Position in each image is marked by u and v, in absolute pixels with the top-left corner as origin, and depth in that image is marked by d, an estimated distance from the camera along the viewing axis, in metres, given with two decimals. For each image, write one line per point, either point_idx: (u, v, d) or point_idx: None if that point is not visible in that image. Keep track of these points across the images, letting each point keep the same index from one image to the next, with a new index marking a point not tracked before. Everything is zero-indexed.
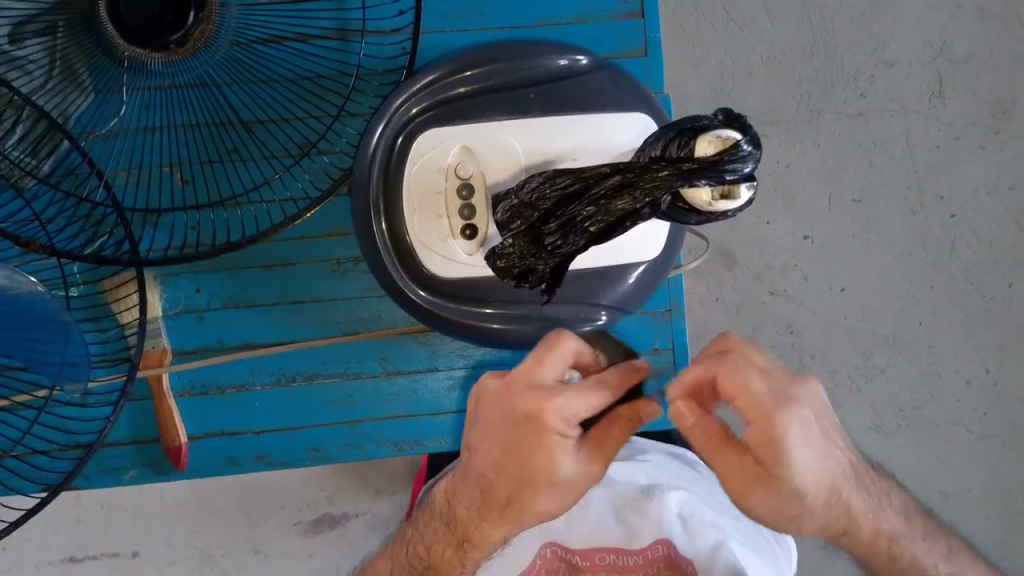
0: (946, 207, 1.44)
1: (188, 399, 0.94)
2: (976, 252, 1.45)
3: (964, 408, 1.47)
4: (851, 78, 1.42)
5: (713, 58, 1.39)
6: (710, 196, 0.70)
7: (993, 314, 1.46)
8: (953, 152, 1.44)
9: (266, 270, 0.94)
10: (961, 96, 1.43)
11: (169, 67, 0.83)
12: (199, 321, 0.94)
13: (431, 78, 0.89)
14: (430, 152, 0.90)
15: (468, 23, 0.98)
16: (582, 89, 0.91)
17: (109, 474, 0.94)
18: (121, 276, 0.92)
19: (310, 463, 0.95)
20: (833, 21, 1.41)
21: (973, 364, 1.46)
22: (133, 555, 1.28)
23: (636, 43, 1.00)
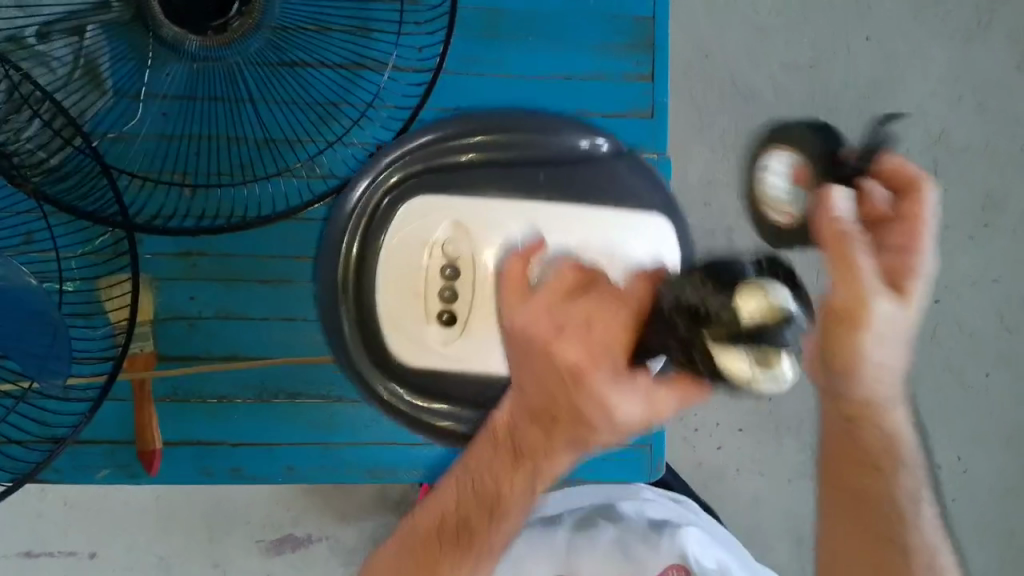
0: (931, 291, 1.48)
1: (168, 405, 0.94)
2: (956, 339, 1.48)
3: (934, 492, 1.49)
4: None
5: (718, 126, 1.44)
6: (747, 361, 0.56)
7: (968, 401, 1.49)
8: (942, 240, 1.47)
9: (264, 286, 0.96)
10: (955, 186, 1.47)
11: (204, 51, 0.86)
12: (190, 329, 0.94)
13: (430, 139, 0.93)
14: (417, 218, 0.93)
15: (485, 68, 1.01)
16: (585, 177, 0.96)
17: (81, 472, 0.93)
18: (120, 276, 0.93)
19: (283, 480, 0.96)
20: (836, 101, 1.45)
21: (945, 450, 1.49)
22: (90, 556, 1.26)
23: (644, 104, 1.03)
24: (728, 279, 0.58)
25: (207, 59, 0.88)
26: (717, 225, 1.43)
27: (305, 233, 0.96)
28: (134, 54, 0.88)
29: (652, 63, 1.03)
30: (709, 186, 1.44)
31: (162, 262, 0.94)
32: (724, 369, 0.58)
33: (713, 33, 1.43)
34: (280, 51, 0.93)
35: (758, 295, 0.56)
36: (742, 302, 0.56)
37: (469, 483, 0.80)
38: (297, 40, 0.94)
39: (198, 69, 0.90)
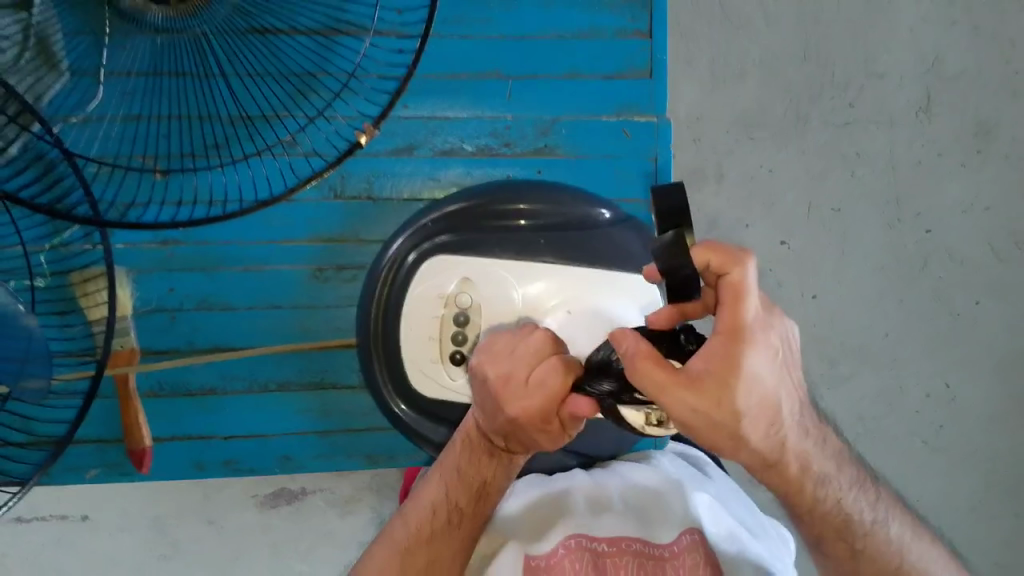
0: (921, 223, 1.40)
1: (154, 401, 0.91)
2: (947, 271, 1.41)
3: (922, 421, 1.43)
4: (841, 87, 1.37)
5: (706, 57, 1.35)
6: (645, 418, 0.59)
7: (958, 331, 1.42)
8: (933, 170, 1.39)
9: (243, 273, 0.91)
10: (948, 114, 1.39)
11: (168, 23, 0.78)
12: (171, 322, 0.90)
13: (459, 205, 0.88)
14: (436, 277, 0.87)
15: (470, 31, 0.91)
16: (594, 243, 0.89)
17: (70, 473, 0.90)
18: (93, 270, 0.88)
19: (279, 472, 0.93)
20: (827, 27, 1.36)
21: (934, 378, 1.43)
22: (82, 520, 1.02)
23: (641, 63, 0.93)
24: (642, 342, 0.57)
25: (172, 31, 0.79)
26: (706, 161, 1.36)
27: (283, 214, 0.90)
28: (85, 27, 0.81)
29: (649, 19, 0.92)
30: (698, 122, 1.36)
31: (140, 256, 0.89)
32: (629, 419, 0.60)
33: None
34: (247, 16, 0.85)
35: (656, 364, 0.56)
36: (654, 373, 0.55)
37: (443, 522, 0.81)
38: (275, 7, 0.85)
39: (161, 43, 0.81)
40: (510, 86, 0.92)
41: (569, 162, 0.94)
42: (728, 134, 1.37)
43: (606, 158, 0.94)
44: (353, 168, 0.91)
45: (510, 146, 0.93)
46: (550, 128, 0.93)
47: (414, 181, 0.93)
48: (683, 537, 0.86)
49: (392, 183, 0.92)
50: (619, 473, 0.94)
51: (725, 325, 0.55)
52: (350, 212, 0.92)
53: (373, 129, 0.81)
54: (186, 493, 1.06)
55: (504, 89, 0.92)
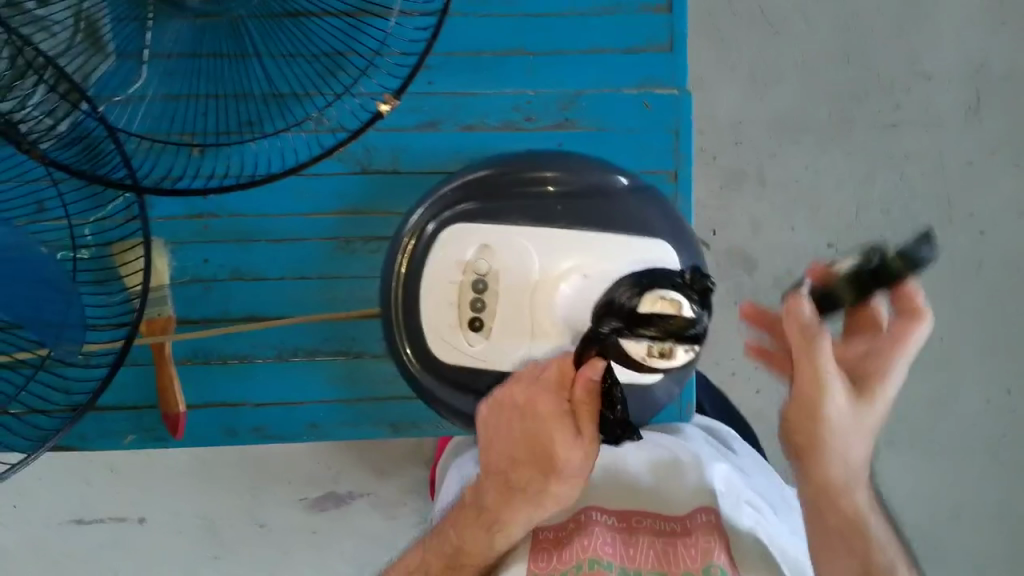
0: (975, 224, 1.40)
1: (189, 369, 0.94)
2: (998, 275, 1.41)
3: (979, 431, 1.44)
4: (886, 88, 1.38)
5: (748, 62, 1.37)
6: (645, 350, 0.63)
7: (1012, 337, 1.42)
8: (982, 171, 1.39)
9: (273, 245, 0.94)
10: (995, 116, 1.38)
11: (204, 4, 0.85)
12: (206, 292, 0.94)
13: (482, 174, 0.90)
14: (455, 244, 0.89)
15: (490, 8, 0.94)
16: (611, 212, 0.89)
17: (109, 438, 0.94)
18: (132, 241, 0.93)
19: (307, 439, 0.95)
20: (869, 29, 1.37)
21: (992, 383, 1.43)
22: (140, 522, 1.18)
23: (662, 37, 0.94)
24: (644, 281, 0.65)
25: (208, 12, 0.86)
26: (747, 164, 1.40)
27: (311, 187, 0.94)
28: (134, 9, 0.87)
29: None
30: (739, 126, 1.39)
31: (174, 226, 0.93)
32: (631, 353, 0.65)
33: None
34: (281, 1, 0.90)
35: (658, 300, 0.63)
36: (649, 307, 0.63)
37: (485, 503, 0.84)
38: None
39: (201, 22, 0.89)
40: (532, 62, 0.94)
41: (589, 135, 0.95)
42: (768, 137, 1.39)
43: (626, 130, 0.95)
44: (378, 143, 0.95)
45: (531, 120, 0.95)
46: (571, 101, 0.95)
47: (439, 155, 0.95)
48: (698, 514, 0.84)
49: (417, 157, 0.95)
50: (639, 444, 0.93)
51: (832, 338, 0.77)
52: (377, 187, 0.95)
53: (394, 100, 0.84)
54: (235, 495, 1.19)
55: (526, 65, 0.94)
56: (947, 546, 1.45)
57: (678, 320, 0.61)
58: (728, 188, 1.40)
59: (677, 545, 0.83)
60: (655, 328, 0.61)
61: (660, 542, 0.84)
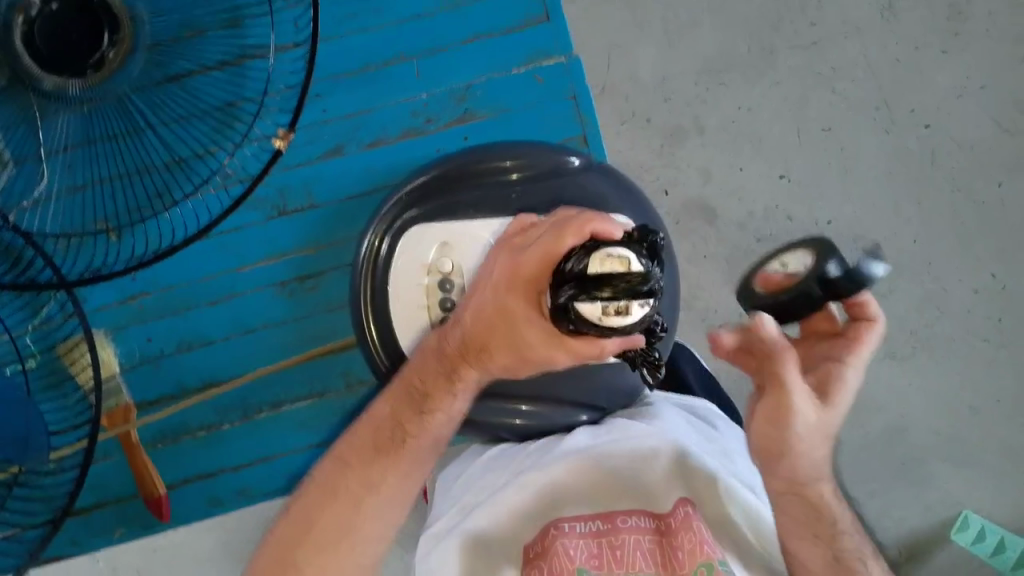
0: (918, 119, 1.34)
1: (160, 450, 0.94)
2: (958, 159, 1.34)
3: (975, 319, 1.35)
4: (798, 9, 1.34)
5: (656, 17, 1.34)
6: (600, 312, 0.56)
7: (989, 218, 1.34)
8: (916, 64, 1.33)
9: (212, 306, 0.93)
10: (914, 6, 1.33)
11: (87, 91, 0.84)
12: (157, 369, 0.93)
13: (423, 178, 0.89)
14: (412, 249, 0.88)
15: (368, 21, 0.94)
16: (565, 191, 0.89)
17: (99, 536, 0.93)
18: (75, 338, 0.92)
19: (292, 489, 0.94)
20: None
21: (976, 272, 1.34)
22: None
23: (536, 8, 0.94)
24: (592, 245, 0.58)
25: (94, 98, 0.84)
26: (682, 119, 1.34)
27: (236, 242, 0.93)
28: (19, 114, 0.83)
29: None
30: (665, 81, 1.34)
31: (111, 313, 0.92)
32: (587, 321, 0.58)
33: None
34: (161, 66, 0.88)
35: (607, 258, 0.56)
36: (603, 267, 0.56)
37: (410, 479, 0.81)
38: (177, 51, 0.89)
39: (90, 109, 0.85)
40: (417, 64, 0.94)
41: (493, 121, 0.95)
42: (696, 84, 1.34)
43: (528, 106, 0.94)
44: (289, 182, 0.94)
45: (432, 121, 0.94)
46: (466, 93, 0.94)
47: (353, 179, 0.94)
48: (678, 510, 0.86)
49: (331, 187, 0.94)
50: (616, 437, 0.91)
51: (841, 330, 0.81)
52: (302, 225, 0.94)
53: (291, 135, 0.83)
54: None
55: (413, 70, 0.94)
56: (976, 447, 1.35)
57: (631, 278, 0.54)
58: (668, 146, 1.34)
59: (665, 543, 0.85)
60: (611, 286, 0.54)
61: (649, 541, 0.85)
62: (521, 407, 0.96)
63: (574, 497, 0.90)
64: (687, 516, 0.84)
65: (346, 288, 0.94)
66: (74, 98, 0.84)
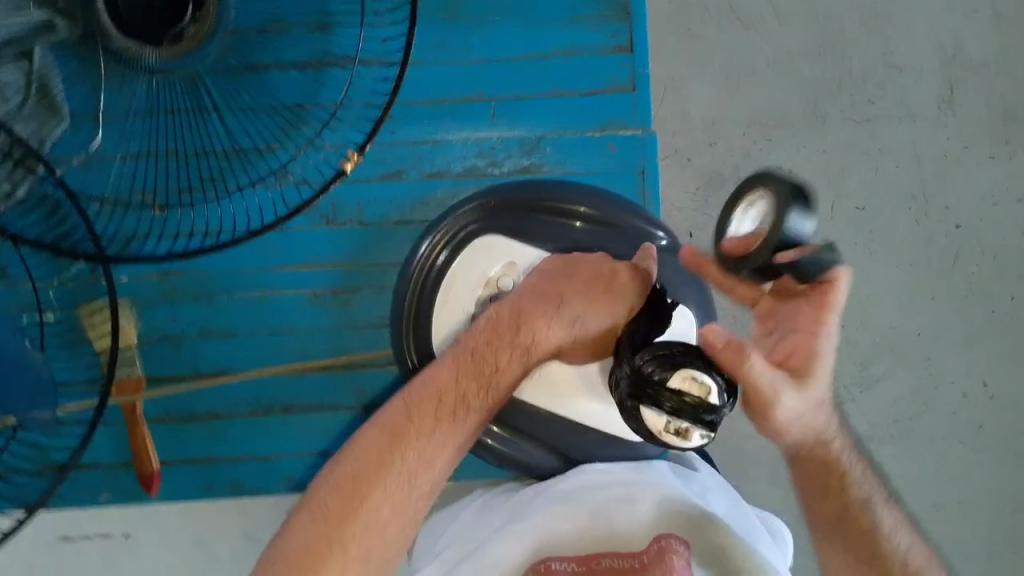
0: (951, 216, 1.31)
1: (160, 427, 0.94)
2: (979, 264, 1.32)
3: (958, 422, 1.32)
4: (859, 82, 1.31)
5: (719, 59, 1.30)
6: (663, 422, 0.67)
7: (995, 327, 1.32)
8: (960, 162, 1.31)
9: (244, 300, 0.94)
10: (973, 104, 1.31)
11: (162, 65, 0.81)
12: (176, 349, 0.94)
13: (479, 198, 0.90)
14: (474, 259, 0.91)
15: (453, 54, 0.93)
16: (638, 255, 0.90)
17: (83, 495, 0.94)
18: (98, 302, 0.92)
19: (283, 492, 0.95)
20: (841, 23, 1.31)
21: (969, 376, 1.31)
22: None
23: (624, 78, 0.94)
24: (676, 355, 0.67)
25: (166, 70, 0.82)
26: (723, 165, 1.30)
27: (279, 244, 0.94)
28: (84, 73, 0.82)
29: (630, 34, 0.94)
30: (714, 125, 1.29)
31: (141, 284, 0.93)
32: (647, 418, 0.69)
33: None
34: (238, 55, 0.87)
35: (689, 379, 0.65)
36: (680, 385, 0.65)
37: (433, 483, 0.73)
38: (262, 44, 0.88)
39: (157, 83, 0.83)
40: (494, 106, 0.94)
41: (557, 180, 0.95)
42: (744, 134, 1.30)
43: (591, 173, 0.95)
44: (344, 196, 0.94)
45: (496, 166, 0.95)
46: (536, 146, 0.94)
47: (405, 204, 0.95)
48: (652, 544, 0.83)
49: (383, 208, 0.94)
50: (595, 484, 0.91)
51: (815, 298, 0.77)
52: (347, 240, 0.94)
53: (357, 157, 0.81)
54: None
55: (490, 111, 0.94)
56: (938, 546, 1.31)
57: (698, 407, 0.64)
58: (704, 190, 1.29)
59: None
60: (671, 404, 0.65)
61: None
62: (496, 430, 0.99)
63: (553, 539, 0.88)
64: (661, 552, 0.82)
65: (379, 310, 0.95)
66: (144, 68, 0.81)
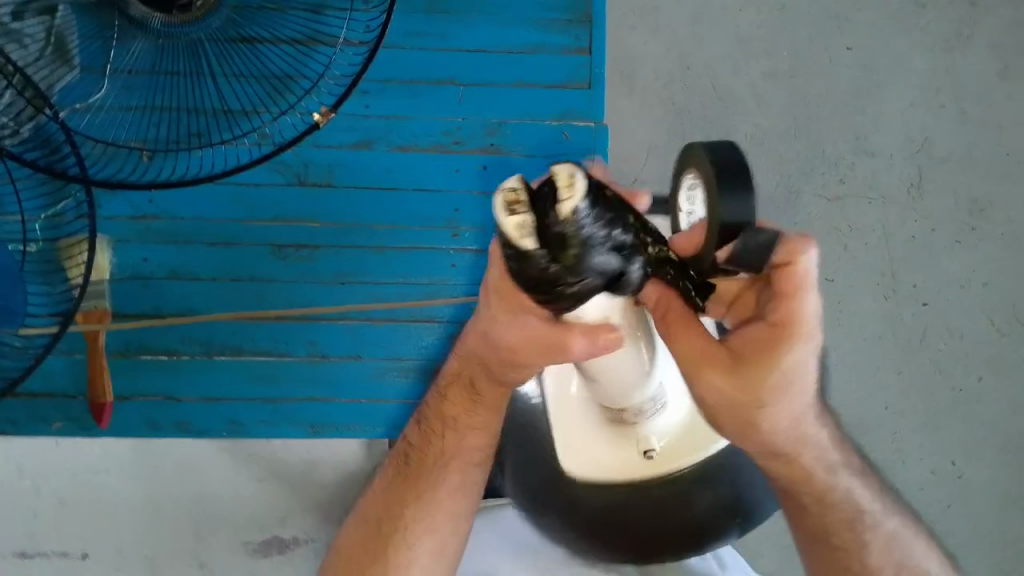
0: (918, 295, 1.27)
1: (119, 361, 1.03)
2: (947, 345, 1.27)
3: (926, 500, 1.26)
4: (831, 163, 1.27)
5: (700, 131, 1.26)
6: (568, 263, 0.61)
7: (958, 408, 1.27)
8: (927, 246, 1.28)
9: (213, 247, 1.03)
10: (940, 193, 1.28)
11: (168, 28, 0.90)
12: (144, 288, 1.02)
13: None
14: None
15: (429, 42, 1.03)
16: None
17: (37, 422, 1.03)
18: (78, 237, 0.98)
19: (228, 434, 1.05)
20: (817, 108, 1.28)
21: (938, 454, 1.27)
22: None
23: (582, 76, 1.06)
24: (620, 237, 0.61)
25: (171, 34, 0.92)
26: None
27: (249, 197, 1.02)
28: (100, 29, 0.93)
29: (589, 38, 1.06)
30: None
31: (120, 222, 1.01)
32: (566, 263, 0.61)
33: (691, 39, 1.26)
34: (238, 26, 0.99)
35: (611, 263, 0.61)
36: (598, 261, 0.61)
37: (465, 475, 0.82)
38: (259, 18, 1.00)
39: (161, 44, 0.95)
40: (463, 91, 1.04)
41: (514, 161, 1.05)
42: None
43: (546, 157, 1.05)
44: (317, 158, 1.03)
45: (460, 143, 1.04)
46: (497, 129, 1.04)
47: (371, 172, 1.04)
48: None
49: (352, 174, 1.04)
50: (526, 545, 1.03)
51: (783, 287, 0.59)
52: (316, 200, 1.03)
53: (330, 114, 0.90)
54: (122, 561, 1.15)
55: (459, 94, 1.04)
56: None
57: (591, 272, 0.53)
58: None
59: None
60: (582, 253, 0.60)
61: None
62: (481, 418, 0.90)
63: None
64: None
65: (338, 266, 1.04)
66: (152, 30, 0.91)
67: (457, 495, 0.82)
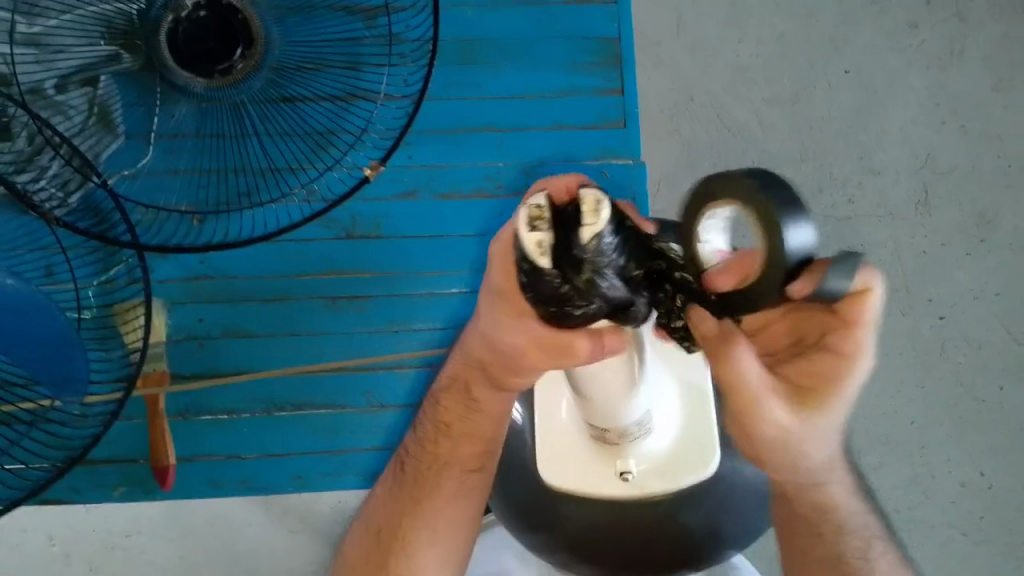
0: (934, 308, 1.25)
1: (180, 423, 1.08)
2: (966, 356, 1.24)
3: (958, 513, 1.21)
4: (839, 182, 1.28)
5: (708, 160, 1.28)
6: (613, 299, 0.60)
7: (985, 419, 1.23)
8: (939, 260, 1.26)
9: (266, 304, 1.09)
10: (947, 207, 1.27)
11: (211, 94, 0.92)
12: (200, 347, 1.08)
13: None
14: None
15: (467, 91, 1.10)
16: None
17: (97, 489, 1.07)
18: (133, 301, 1.00)
19: (292, 489, 1.08)
20: (822, 132, 1.29)
21: (965, 465, 1.22)
22: None
23: (614, 115, 1.10)
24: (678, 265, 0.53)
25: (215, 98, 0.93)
26: None
27: (302, 253, 1.09)
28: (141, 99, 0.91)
29: (620, 79, 1.10)
30: None
31: (179, 287, 1.08)
32: None
33: (695, 73, 1.31)
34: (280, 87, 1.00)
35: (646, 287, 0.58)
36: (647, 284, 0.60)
37: (465, 482, 0.78)
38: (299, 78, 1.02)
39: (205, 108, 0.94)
40: (500, 137, 1.09)
41: None
42: None
43: None
44: (365, 211, 1.09)
45: (501, 188, 1.08)
46: (535, 169, 1.09)
47: (416, 220, 1.09)
48: None
49: (398, 224, 1.09)
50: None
51: (849, 315, 0.59)
52: (363, 250, 1.09)
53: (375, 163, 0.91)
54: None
55: (497, 139, 1.09)
56: None
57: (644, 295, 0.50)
58: None
59: None
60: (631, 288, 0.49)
61: None
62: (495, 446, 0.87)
63: None
64: None
65: (387, 313, 1.09)
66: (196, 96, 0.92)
67: (465, 501, 0.78)
